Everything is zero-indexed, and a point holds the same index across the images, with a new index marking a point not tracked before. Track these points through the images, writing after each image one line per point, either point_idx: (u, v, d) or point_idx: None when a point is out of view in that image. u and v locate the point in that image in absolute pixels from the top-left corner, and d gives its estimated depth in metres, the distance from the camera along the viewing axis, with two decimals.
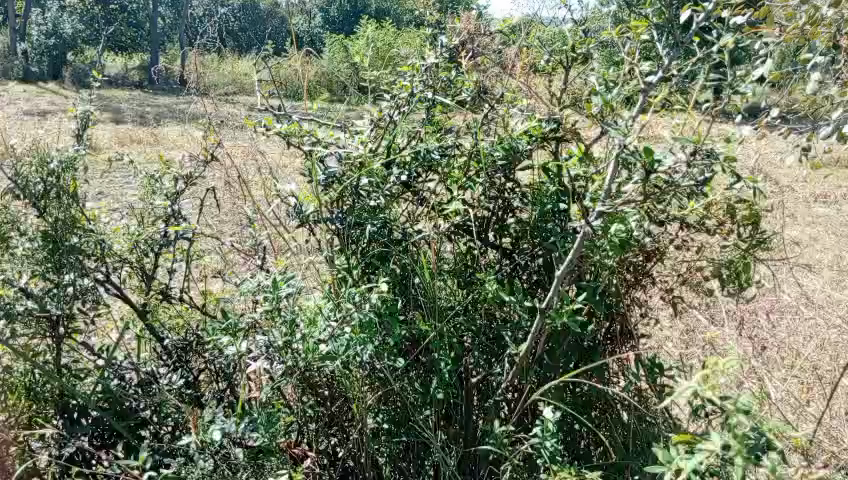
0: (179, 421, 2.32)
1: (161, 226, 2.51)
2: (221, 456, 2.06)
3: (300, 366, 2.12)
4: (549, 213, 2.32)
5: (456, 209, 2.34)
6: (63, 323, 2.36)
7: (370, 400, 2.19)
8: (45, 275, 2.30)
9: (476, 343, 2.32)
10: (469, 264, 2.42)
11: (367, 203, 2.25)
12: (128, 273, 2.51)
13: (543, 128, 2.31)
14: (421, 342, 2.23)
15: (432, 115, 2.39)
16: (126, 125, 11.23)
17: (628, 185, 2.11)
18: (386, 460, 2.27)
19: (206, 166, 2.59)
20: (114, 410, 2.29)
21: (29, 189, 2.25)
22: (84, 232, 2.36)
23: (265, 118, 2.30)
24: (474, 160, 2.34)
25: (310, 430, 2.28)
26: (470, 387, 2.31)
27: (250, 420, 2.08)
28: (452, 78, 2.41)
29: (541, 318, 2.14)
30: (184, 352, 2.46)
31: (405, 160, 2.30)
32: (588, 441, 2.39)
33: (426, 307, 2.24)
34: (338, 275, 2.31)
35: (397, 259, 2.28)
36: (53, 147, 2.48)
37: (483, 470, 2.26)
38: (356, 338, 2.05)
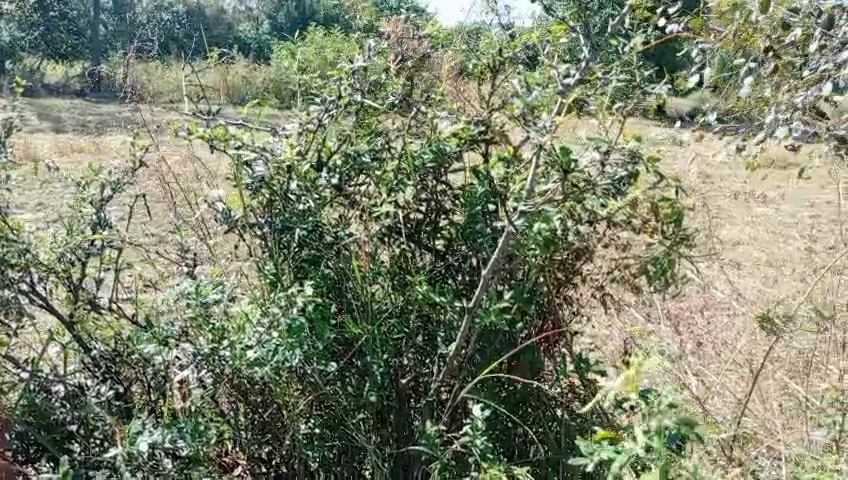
0: (107, 434, 2.28)
1: (87, 235, 2.43)
2: (149, 467, 2.00)
3: (228, 371, 2.11)
4: (479, 215, 2.35)
5: (387, 211, 2.34)
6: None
7: (301, 406, 2.16)
8: None
9: (410, 344, 2.33)
10: (403, 266, 2.39)
11: (296, 207, 2.25)
12: (54, 284, 2.41)
13: (471, 131, 2.34)
14: (354, 345, 2.22)
15: (362, 118, 2.39)
16: (66, 134, 10.93)
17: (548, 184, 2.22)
18: (319, 465, 2.25)
19: (133, 173, 2.53)
20: (41, 424, 2.27)
21: None
22: (5, 242, 2.27)
23: (188, 123, 2.26)
24: (404, 163, 2.35)
25: (243, 437, 2.24)
26: (404, 388, 2.32)
27: (178, 430, 2.06)
28: (380, 82, 2.43)
29: (470, 317, 2.21)
30: (112, 363, 2.40)
31: (335, 164, 2.33)
32: (525, 438, 2.40)
33: (358, 309, 2.24)
34: (269, 280, 2.29)
35: (330, 263, 2.27)
36: None
37: (417, 471, 2.28)
38: (284, 343, 2.07)
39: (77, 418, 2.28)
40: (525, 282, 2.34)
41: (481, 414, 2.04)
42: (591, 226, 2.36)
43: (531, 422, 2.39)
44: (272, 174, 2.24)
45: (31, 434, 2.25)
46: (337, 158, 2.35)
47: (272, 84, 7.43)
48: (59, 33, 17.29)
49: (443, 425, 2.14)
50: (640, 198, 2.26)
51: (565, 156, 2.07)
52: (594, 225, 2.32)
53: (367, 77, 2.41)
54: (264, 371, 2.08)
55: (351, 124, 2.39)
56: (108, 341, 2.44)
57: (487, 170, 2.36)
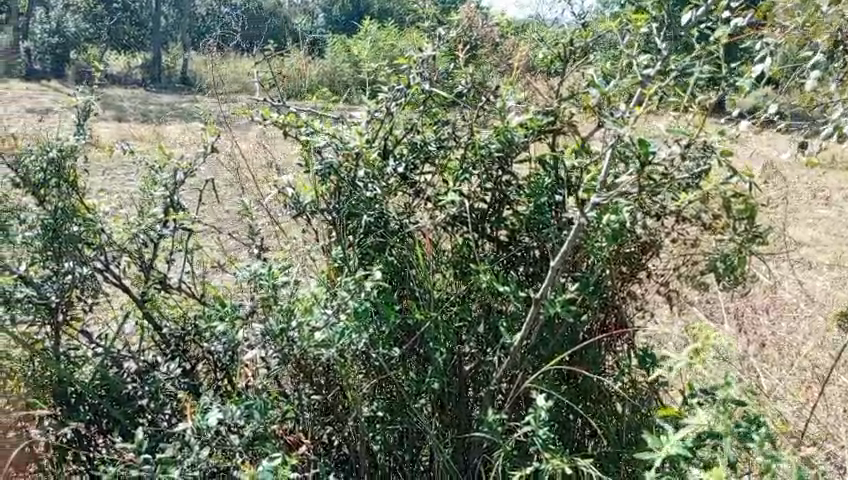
0: (176, 409, 2.34)
1: (161, 215, 2.52)
2: (216, 442, 2.06)
3: (296, 353, 2.13)
4: (545, 206, 2.35)
5: (452, 200, 2.35)
6: (63, 311, 2.38)
7: (365, 389, 2.20)
8: (44, 264, 2.33)
9: (472, 333, 2.34)
10: (465, 255, 2.41)
11: (364, 193, 2.27)
12: (126, 263, 2.51)
13: (540, 121, 2.33)
14: (416, 332, 2.25)
15: (429, 107, 2.42)
16: (129, 123, 11.27)
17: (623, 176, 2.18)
18: (381, 449, 2.25)
19: (205, 157, 2.61)
20: (113, 397, 2.34)
21: (31, 178, 2.31)
22: (84, 221, 2.38)
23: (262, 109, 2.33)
24: (471, 151, 2.36)
25: (306, 420, 2.24)
26: (466, 375, 2.33)
27: (245, 407, 2.08)
28: (449, 71, 2.45)
29: (537, 305, 2.17)
30: (181, 341, 2.48)
31: (403, 152, 2.39)
32: (586, 433, 2.39)
33: (423, 297, 2.27)
34: (335, 265, 2.33)
35: (395, 250, 2.31)
36: (54, 137, 2.51)
37: (477, 458, 2.27)
38: (351, 326, 2.11)
39: (146, 392, 2.34)
40: (592, 274, 2.30)
41: (546, 405, 2.03)
42: (659, 221, 2.33)
43: (594, 413, 2.37)
44: (342, 161, 2.29)
45: (103, 407, 2.33)
46: (402, 147, 2.40)
47: (332, 75, 7.50)
48: (123, 24, 17.79)
49: (505, 414, 2.15)
50: (712, 193, 2.22)
51: (644, 148, 1.97)
52: (662, 219, 2.30)
53: (436, 66, 2.42)
54: (330, 352, 2.10)
55: (419, 113, 2.40)
56: (178, 321, 2.53)
57: (555, 159, 2.35)
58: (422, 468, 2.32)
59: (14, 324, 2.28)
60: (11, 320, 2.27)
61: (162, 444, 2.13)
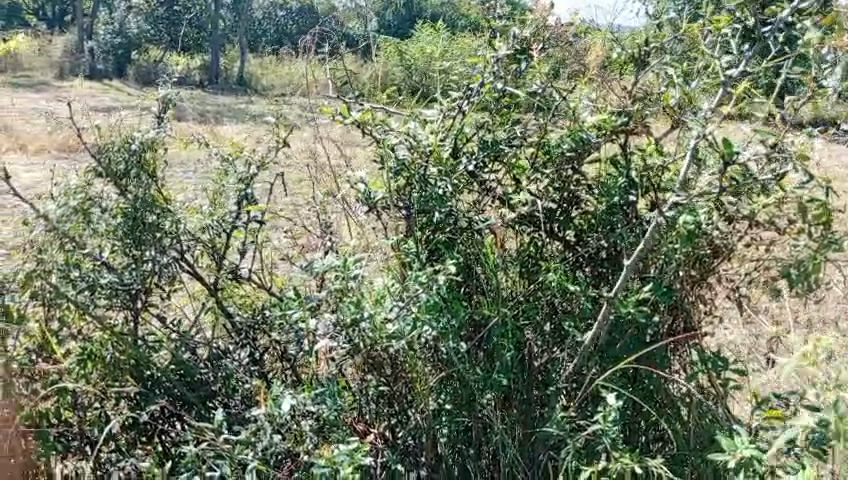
0: (247, 396, 2.46)
1: (235, 207, 2.59)
2: (288, 428, 2.10)
3: (365, 345, 2.19)
4: (617, 207, 2.35)
5: (525, 198, 2.37)
6: (143, 297, 2.46)
7: (434, 381, 2.23)
8: (126, 250, 2.41)
9: (538, 331, 2.36)
10: (531, 254, 2.41)
11: (435, 190, 2.29)
12: (200, 252, 2.56)
13: (614, 121, 2.34)
14: (483, 328, 2.28)
15: (501, 106, 2.43)
16: (188, 123, 11.55)
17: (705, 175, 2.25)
18: (445, 441, 2.28)
19: (279, 151, 2.68)
20: (187, 381, 2.40)
21: (113, 168, 2.41)
22: (163, 210, 2.45)
23: (337, 107, 2.37)
24: (542, 150, 2.38)
25: (372, 410, 2.31)
26: (535, 371, 2.34)
27: (316, 395, 2.17)
28: (520, 70, 2.42)
29: (608, 305, 2.17)
30: (251, 330, 2.54)
31: (473, 149, 2.38)
32: (648, 437, 2.38)
33: (490, 294, 2.32)
34: (404, 259, 2.35)
35: (462, 247, 2.34)
36: (135, 129, 2.59)
37: (541, 454, 2.29)
38: (422, 318, 2.16)
39: (219, 378, 2.43)
40: (662, 276, 2.30)
41: (614, 404, 2.07)
42: (730, 225, 2.31)
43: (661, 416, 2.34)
44: (413, 158, 2.33)
45: (177, 391, 2.38)
46: (472, 145, 2.40)
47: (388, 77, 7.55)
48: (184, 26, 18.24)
49: (571, 411, 2.20)
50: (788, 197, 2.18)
51: (728, 146, 1.98)
52: (735, 223, 2.29)
53: (509, 66, 2.43)
54: (400, 344, 2.15)
55: (490, 111, 2.42)
56: (247, 309, 2.60)
57: (629, 162, 2.37)
58: (485, 464, 2.31)
59: (98, 307, 2.40)
60: (91, 303, 2.38)
61: (236, 427, 2.18)
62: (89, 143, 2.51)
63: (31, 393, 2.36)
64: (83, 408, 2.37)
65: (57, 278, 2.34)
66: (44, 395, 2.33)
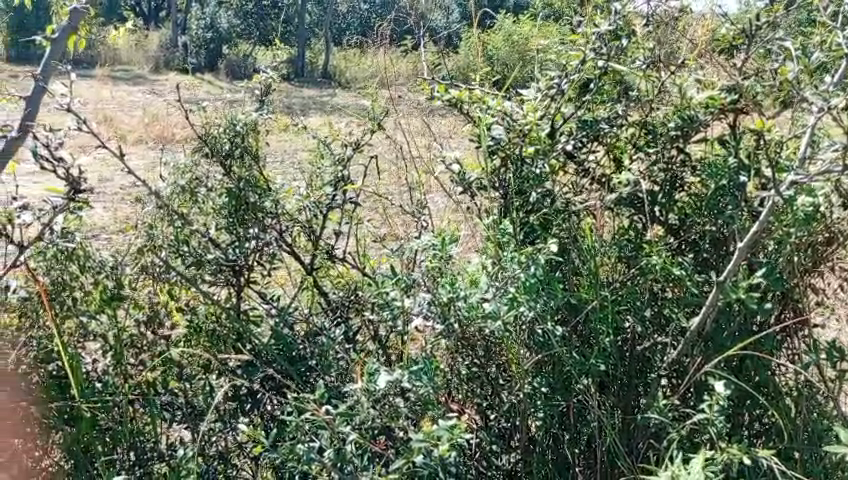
0: (344, 372, 2.45)
1: (331, 189, 2.61)
2: (382, 403, 2.13)
3: (460, 323, 2.19)
4: (725, 190, 2.26)
5: (627, 179, 2.28)
6: (245, 274, 2.52)
7: (528, 364, 2.17)
8: (231, 228, 2.49)
9: (639, 318, 2.26)
10: (630, 237, 2.33)
11: (532, 170, 2.27)
12: (298, 233, 2.61)
13: (724, 99, 2.25)
14: (581, 312, 2.20)
15: (600, 85, 2.36)
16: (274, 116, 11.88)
17: (826, 154, 2.09)
18: (540, 425, 2.23)
19: (374, 134, 2.72)
20: (286, 355, 2.43)
21: (218, 148, 2.50)
22: (266, 191, 2.53)
23: (436, 87, 2.37)
24: (645, 131, 2.34)
25: (463, 390, 2.31)
26: (636, 357, 2.28)
27: (413, 372, 2.15)
28: (622, 48, 2.35)
29: (718, 290, 2.07)
30: (346, 308, 2.61)
31: (571, 129, 2.33)
32: (751, 431, 2.29)
33: (587, 275, 2.25)
34: (499, 240, 2.26)
35: (559, 227, 2.28)
36: (238, 111, 2.66)
37: (640, 443, 2.22)
38: (521, 299, 2.11)
39: (316, 354, 2.44)
40: (774, 262, 2.18)
41: (722, 395, 2.00)
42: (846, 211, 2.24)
43: (767, 409, 2.25)
44: (510, 138, 2.30)
45: (278, 364, 2.41)
46: (570, 125, 2.35)
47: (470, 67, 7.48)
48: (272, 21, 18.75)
49: (675, 400, 2.15)
50: None
51: None
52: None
53: (611, 43, 2.36)
54: (496, 325, 2.12)
55: (591, 90, 2.37)
56: (341, 288, 2.66)
57: (738, 142, 2.29)
58: (580, 450, 2.26)
59: (204, 282, 2.49)
60: (199, 279, 2.48)
61: (336, 401, 2.20)
62: (196, 124, 2.60)
63: (139, 365, 2.43)
64: (189, 379, 2.45)
65: (166, 254, 2.47)
66: (152, 365, 2.42)
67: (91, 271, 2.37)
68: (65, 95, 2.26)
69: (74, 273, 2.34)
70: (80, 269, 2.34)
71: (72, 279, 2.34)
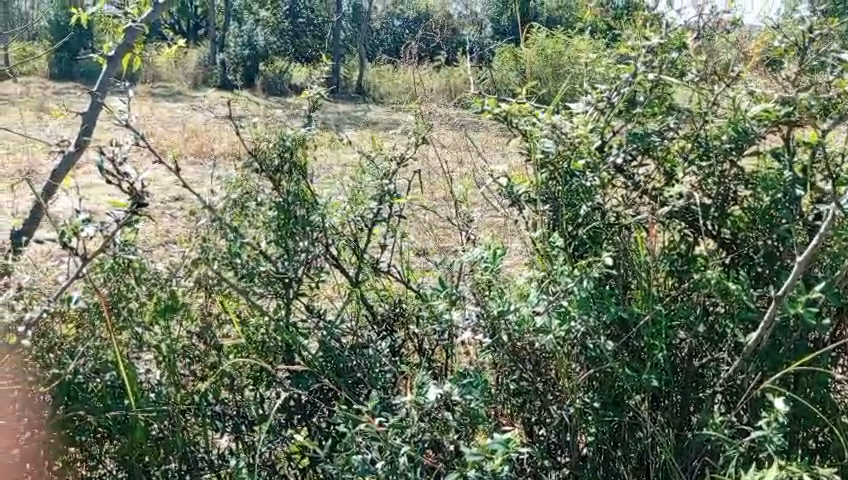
0: (391, 385, 2.45)
1: (378, 203, 2.65)
2: (431, 415, 2.12)
3: (511, 338, 2.17)
4: (780, 204, 2.23)
5: (680, 192, 2.27)
6: (294, 286, 2.55)
7: (579, 379, 2.15)
8: (282, 241, 2.53)
9: (692, 332, 2.23)
10: (681, 252, 2.32)
11: (583, 183, 2.25)
12: (343, 246, 2.64)
13: (778, 112, 2.23)
14: (633, 326, 2.17)
15: (652, 98, 2.36)
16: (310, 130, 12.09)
17: None
18: (592, 441, 2.20)
19: (419, 148, 2.73)
20: (334, 366, 2.46)
21: (268, 163, 2.57)
22: (315, 205, 2.58)
23: (487, 100, 2.32)
24: (696, 144, 2.32)
25: (512, 405, 2.29)
26: (689, 373, 2.25)
27: (462, 385, 2.14)
28: (673, 60, 2.35)
29: (776, 306, 2.03)
30: (392, 321, 2.65)
31: (621, 142, 2.31)
32: (808, 450, 2.24)
33: (639, 289, 2.23)
34: (548, 252, 2.28)
35: (610, 240, 2.26)
36: (287, 126, 2.71)
37: (695, 460, 2.18)
38: (574, 313, 2.11)
39: (366, 366, 2.47)
40: (832, 277, 2.13)
41: (781, 411, 1.96)
42: None
43: (824, 427, 2.21)
44: (560, 151, 2.28)
45: (326, 375, 2.44)
46: (620, 139, 2.33)
47: (504, 82, 7.44)
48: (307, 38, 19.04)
49: (731, 416, 2.12)
50: None
51: None
52: None
53: (661, 56, 2.35)
54: (548, 339, 2.10)
55: (641, 103, 2.36)
56: (388, 301, 2.68)
57: (792, 155, 2.27)
58: (632, 468, 2.22)
59: (255, 294, 2.53)
60: (249, 291, 2.51)
61: (386, 413, 2.19)
62: (247, 139, 2.64)
63: (190, 374, 2.47)
64: (239, 390, 2.48)
65: (218, 266, 2.49)
66: (203, 376, 2.47)
67: (146, 282, 2.41)
68: (123, 111, 2.31)
69: (129, 285, 2.39)
70: (135, 279, 2.39)
71: (127, 290, 2.38)
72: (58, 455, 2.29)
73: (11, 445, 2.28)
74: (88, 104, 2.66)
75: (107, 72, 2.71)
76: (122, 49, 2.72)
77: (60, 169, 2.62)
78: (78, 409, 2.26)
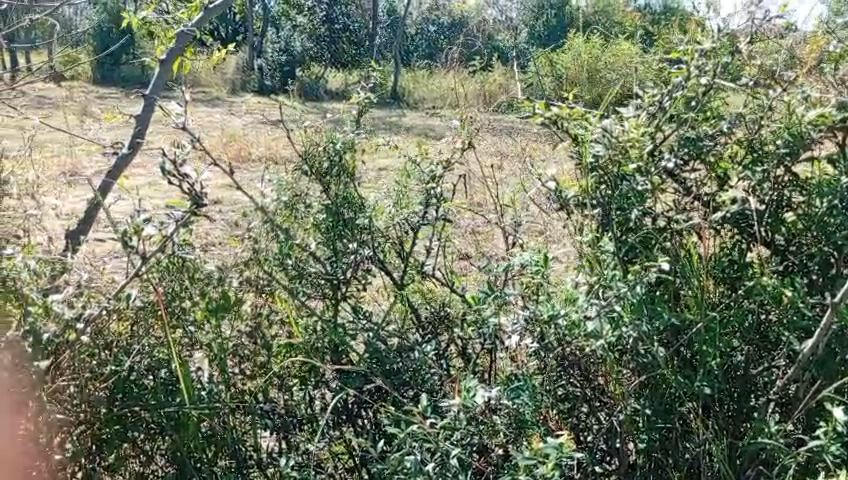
0: (437, 387, 2.47)
1: (424, 207, 2.67)
2: (480, 418, 2.13)
3: (560, 342, 2.18)
4: (837, 210, 2.20)
5: (733, 196, 2.27)
6: (344, 286, 2.60)
7: (630, 386, 2.14)
8: (331, 243, 2.58)
9: (744, 340, 2.22)
10: (733, 257, 2.29)
11: (634, 187, 2.23)
12: (389, 249, 2.67)
13: (834, 117, 2.21)
14: (686, 332, 2.15)
15: (705, 102, 2.34)
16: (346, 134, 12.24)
17: None
18: (644, 448, 2.17)
19: (465, 153, 2.74)
20: (381, 367, 2.46)
21: (318, 166, 2.60)
22: (363, 209, 2.62)
23: (538, 104, 2.31)
24: (748, 150, 2.30)
25: (561, 410, 2.28)
26: (742, 381, 2.23)
27: (510, 389, 2.20)
28: (726, 65, 2.32)
29: (834, 313, 2.01)
30: (437, 324, 2.64)
31: (672, 147, 2.31)
32: None
33: (691, 295, 2.20)
34: (598, 256, 2.25)
35: (661, 245, 2.26)
36: (336, 130, 2.75)
37: (749, 470, 2.16)
38: (626, 318, 2.09)
39: (413, 367, 2.48)
40: None
41: (841, 421, 1.94)
42: None
43: None
44: (612, 155, 2.26)
45: (374, 377, 2.45)
46: (671, 143, 2.32)
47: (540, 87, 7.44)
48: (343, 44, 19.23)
49: (787, 425, 2.10)
50: None
51: None
52: None
53: (714, 60, 2.33)
54: (599, 345, 2.10)
55: (693, 107, 2.34)
56: (433, 304, 2.70)
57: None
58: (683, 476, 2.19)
59: (305, 295, 2.58)
60: (302, 291, 2.57)
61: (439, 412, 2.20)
62: (297, 142, 2.69)
63: (238, 372, 2.51)
64: (288, 390, 2.52)
65: (271, 267, 2.56)
66: (253, 375, 2.51)
67: (199, 282, 2.47)
68: (180, 114, 2.36)
69: (183, 284, 2.45)
70: (189, 279, 2.46)
71: (181, 290, 2.44)
72: (112, 451, 2.30)
73: (63, 439, 2.26)
74: (141, 106, 2.72)
75: (159, 75, 2.78)
76: (173, 53, 2.80)
77: (113, 169, 2.68)
78: (131, 404, 2.30)
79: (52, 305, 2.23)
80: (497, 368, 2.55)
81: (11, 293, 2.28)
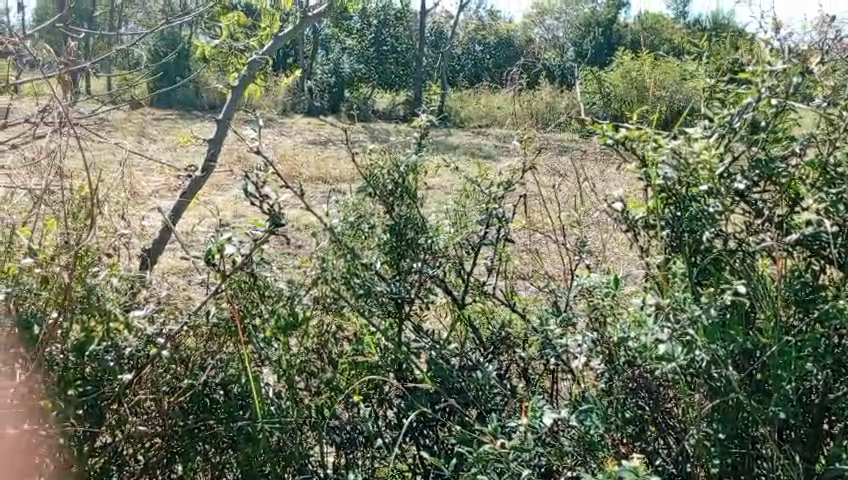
0: (499, 406, 2.47)
1: (486, 227, 2.72)
2: (549, 436, 2.15)
3: (632, 362, 2.19)
4: None
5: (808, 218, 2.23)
6: (408, 306, 2.64)
7: (702, 410, 2.08)
8: (395, 261, 2.63)
9: (819, 365, 2.13)
10: (804, 280, 2.26)
11: (705, 209, 2.21)
12: (450, 269, 2.69)
13: None
14: (758, 356, 2.10)
15: (775, 123, 2.31)
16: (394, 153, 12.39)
17: None
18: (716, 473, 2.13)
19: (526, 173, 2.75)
20: (446, 387, 2.48)
21: (382, 187, 2.64)
22: (428, 229, 2.64)
23: (607, 125, 2.33)
24: (821, 171, 2.27)
25: (627, 433, 2.26)
26: (815, 405, 2.19)
27: (580, 411, 2.19)
28: (797, 85, 2.28)
29: None
30: (500, 344, 2.67)
31: (743, 168, 2.31)
32: None
33: (765, 318, 2.14)
34: (668, 276, 2.31)
35: (733, 266, 2.25)
36: (398, 151, 2.79)
37: None
38: (702, 342, 2.04)
39: (478, 386, 2.48)
40: None
41: None
42: None
43: None
44: (680, 177, 2.25)
45: (441, 395, 2.48)
46: (742, 164, 2.32)
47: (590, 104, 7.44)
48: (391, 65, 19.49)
49: None
50: None
51: None
52: None
53: (785, 81, 2.29)
54: (671, 367, 2.07)
55: (763, 128, 2.30)
56: (495, 323, 2.72)
57: None
58: None
59: (371, 313, 2.61)
60: (368, 309, 2.60)
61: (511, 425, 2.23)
62: (361, 163, 2.74)
63: (307, 387, 2.51)
64: (353, 406, 2.55)
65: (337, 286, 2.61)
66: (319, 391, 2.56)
67: (268, 300, 2.54)
68: (254, 138, 2.43)
69: (254, 301, 2.53)
70: (259, 297, 2.53)
71: (252, 306, 2.52)
72: (187, 463, 2.35)
73: (134, 451, 2.34)
74: (214, 130, 2.84)
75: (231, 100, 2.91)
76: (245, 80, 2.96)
77: (187, 190, 2.79)
78: (205, 418, 2.37)
79: (133, 322, 2.29)
80: (558, 390, 2.62)
81: (96, 308, 2.28)
